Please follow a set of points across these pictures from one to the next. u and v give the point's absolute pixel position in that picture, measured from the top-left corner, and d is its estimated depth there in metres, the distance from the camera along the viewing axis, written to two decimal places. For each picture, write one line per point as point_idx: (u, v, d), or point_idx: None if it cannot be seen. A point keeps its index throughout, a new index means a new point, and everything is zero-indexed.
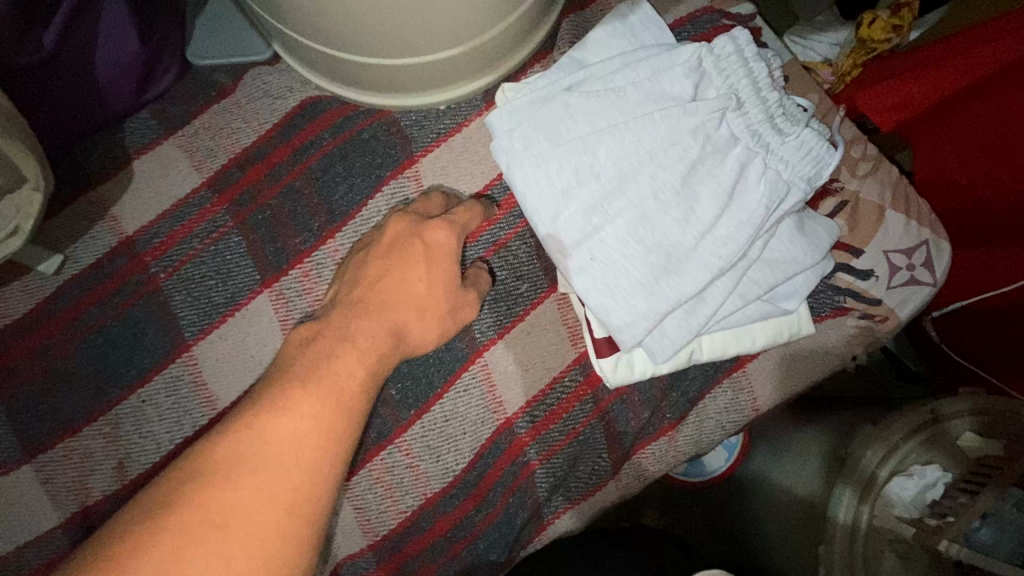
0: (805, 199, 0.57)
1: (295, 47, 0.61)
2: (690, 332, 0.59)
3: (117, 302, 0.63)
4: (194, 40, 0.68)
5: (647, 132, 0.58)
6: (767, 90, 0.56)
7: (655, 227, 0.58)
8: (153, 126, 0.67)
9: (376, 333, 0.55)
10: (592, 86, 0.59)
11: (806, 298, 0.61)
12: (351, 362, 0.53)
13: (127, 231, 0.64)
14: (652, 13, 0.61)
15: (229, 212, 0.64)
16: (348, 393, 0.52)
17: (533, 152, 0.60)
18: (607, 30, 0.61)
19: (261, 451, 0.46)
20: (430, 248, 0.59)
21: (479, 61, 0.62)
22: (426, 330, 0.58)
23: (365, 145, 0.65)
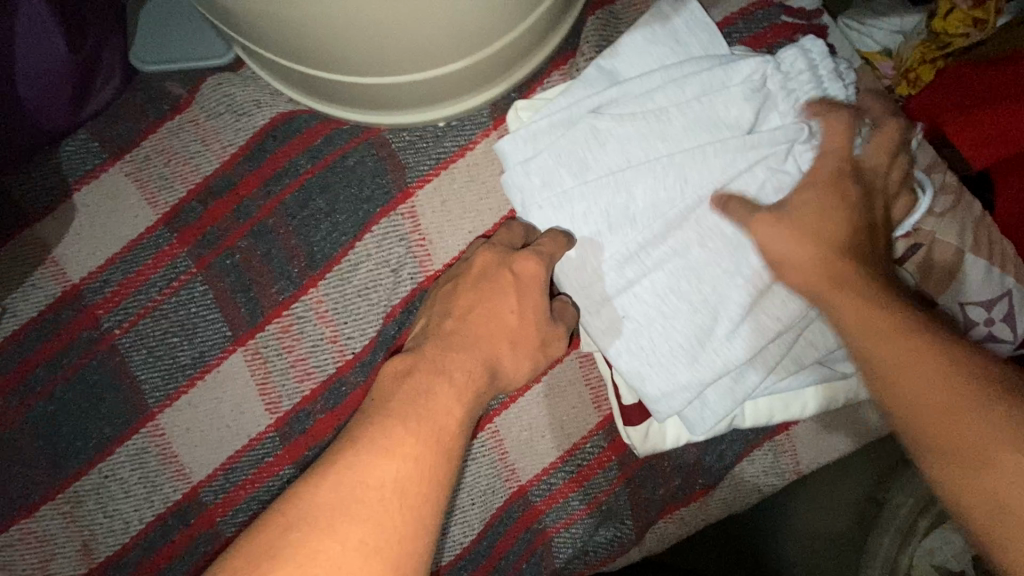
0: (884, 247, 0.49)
1: (262, 57, 0.50)
2: (734, 402, 0.51)
3: (66, 363, 0.54)
4: (138, 42, 0.56)
5: (697, 169, 0.48)
6: None
7: (702, 282, 0.49)
8: (96, 150, 0.56)
9: (472, 366, 0.45)
10: (626, 108, 0.49)
11: None
12: (450, 399, 0.42)
13: (73, 278, 0.55)
14: (700, 13, 0.50)
15: (191, 256, 0.54)
16: (448, 433, 0.41)
17: (555, 191, 0.49)
18: (643, 34, 0.50)
19: (354, 492, 0.36)
20: (520, 280, 0.48)
21: (491, 71, 0.51)
22: (518, 366, 0.48)
23: (351, 174, 0.55)
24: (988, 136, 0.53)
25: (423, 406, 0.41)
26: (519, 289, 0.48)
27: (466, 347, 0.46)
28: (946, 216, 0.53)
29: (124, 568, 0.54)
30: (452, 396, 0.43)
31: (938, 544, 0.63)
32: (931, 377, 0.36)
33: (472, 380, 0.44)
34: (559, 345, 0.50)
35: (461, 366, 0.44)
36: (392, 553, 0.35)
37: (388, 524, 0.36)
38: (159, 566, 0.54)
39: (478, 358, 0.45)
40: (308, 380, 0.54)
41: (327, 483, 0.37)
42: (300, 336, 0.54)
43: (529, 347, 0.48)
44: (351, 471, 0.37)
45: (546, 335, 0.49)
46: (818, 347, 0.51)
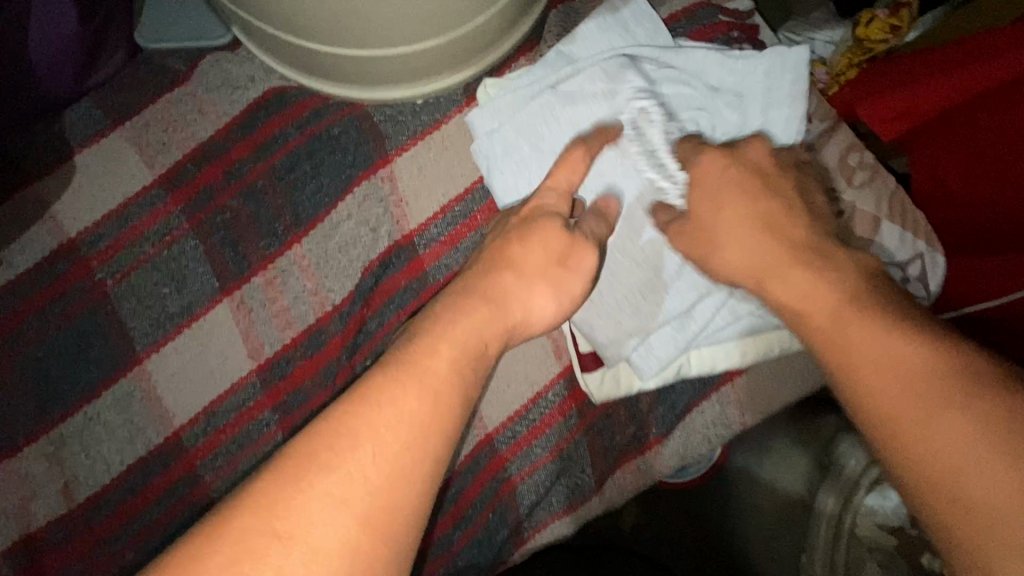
0: None
1: (257, 32, 0.56)
2: (677, 347, 0.57)
3: (58, 311, 0.57)
4: (144, 23, 0.62)
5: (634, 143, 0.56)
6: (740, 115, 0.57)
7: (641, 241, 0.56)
8: (98, 116, 0.60)
9: (476, 308, 0.45)
10: (580, 87, 0.56)
11: None
12: (449, 347, 0.42)
13: (69, 232, 0.58)
14: (646, 7, 0.58)
15: (184, 214, 0.59)
16: (438, 381, 0.39)
17: (514, 158, 0.56)
18: (598, 23, 0.58)
19: (355, 434, 0.35)
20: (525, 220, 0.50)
21: (462, 53, 0.57)
22: (545, 297, 0.49)
23: (336, 142, 0.60)
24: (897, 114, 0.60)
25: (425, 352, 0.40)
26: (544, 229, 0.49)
27: (476, 297, 0.46)
28: (859, 189, 0.61)
29: (103, 509, 0.56)
30: (466, 338, 0.43)
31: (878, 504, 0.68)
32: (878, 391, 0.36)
33: (483, 332, 0.44)
34: (592, 261, 0.50)
35: (478, 310, 0.44)
36: (367, 503, 0.33)
37: (384, 466, 0.35)
38: (136, 508, 0.57)
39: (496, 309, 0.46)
40: (289, 329, 0.58)
41: (322, 425, 0.36)
42: (285, 287, 0.58)
43: (562, 281, 0.49)
44: (328, 422, 0.36)
45: (578, 274, 0.50)
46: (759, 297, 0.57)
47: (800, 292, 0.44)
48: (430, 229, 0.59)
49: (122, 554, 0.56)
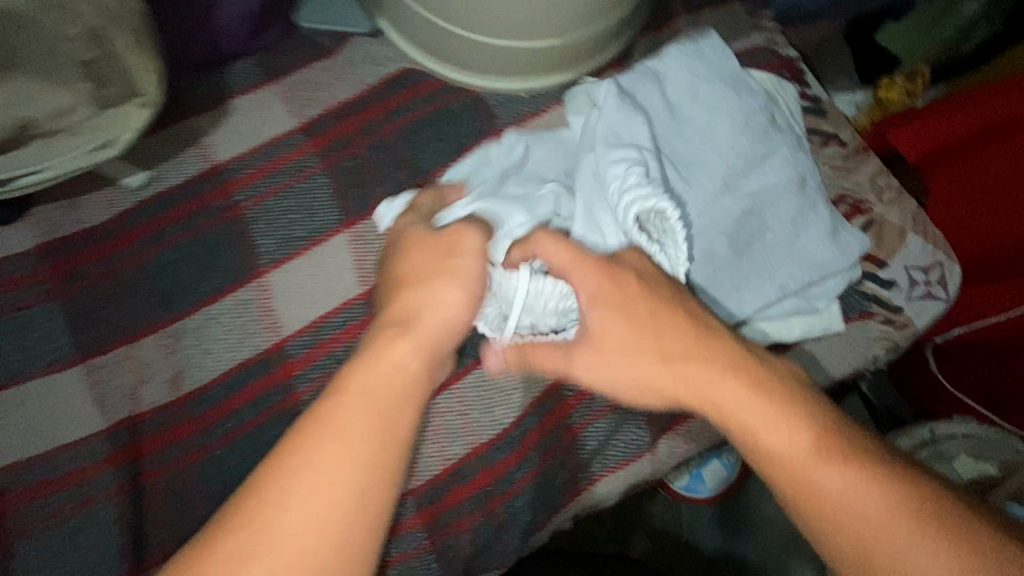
0: (825, 222, 0.68)
1: (410, 20, 0.69)
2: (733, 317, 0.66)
3: (198, 222, 0.66)
4: (304, 7, 0.75)
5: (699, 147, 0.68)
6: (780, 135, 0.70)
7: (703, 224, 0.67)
8: (257, 73, 0.72)
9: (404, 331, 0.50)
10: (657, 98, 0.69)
11: (836, 300, 0.68)
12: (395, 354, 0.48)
13: (218, 159, 0.68)
14: (718, 42, 0.72)
15: (320, 156, 0.69)
16: (396, 394, 0.46)
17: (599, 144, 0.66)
18: (678, 50, 0.71)
19: (288, 496, 0.40)
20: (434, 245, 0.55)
21: (571, 56, 0.71)
22: (456, 294, 0.52)
23: (454, 116, 0.71)
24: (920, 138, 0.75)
25: (351, 407, 0.44)
26: (438, 240, 0.55)
27: (401, 335, 0.49)
28: (887, 202, 0.72)
29: (203, 400, 0.60)
30: (384, 380, 0.46)
31: None
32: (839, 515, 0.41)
33: (406, 367, 0.48)
34: (475, 239, 0.55)
35: (402, 340, 0.49)
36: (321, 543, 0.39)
37: (337, 494, 0.41)
38: (233, 406, 0.61)
39: (415, 334, 0.50)
40: None
41: (253, 497, 0.40)
42: None
43: (463, 269, 0.53)
44: (273, 463, 0.42)
45: (472, 255, 0.54)
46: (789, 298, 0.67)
47: (785, 440, 0.43)
48: None
49: (213, 447, 0.59)
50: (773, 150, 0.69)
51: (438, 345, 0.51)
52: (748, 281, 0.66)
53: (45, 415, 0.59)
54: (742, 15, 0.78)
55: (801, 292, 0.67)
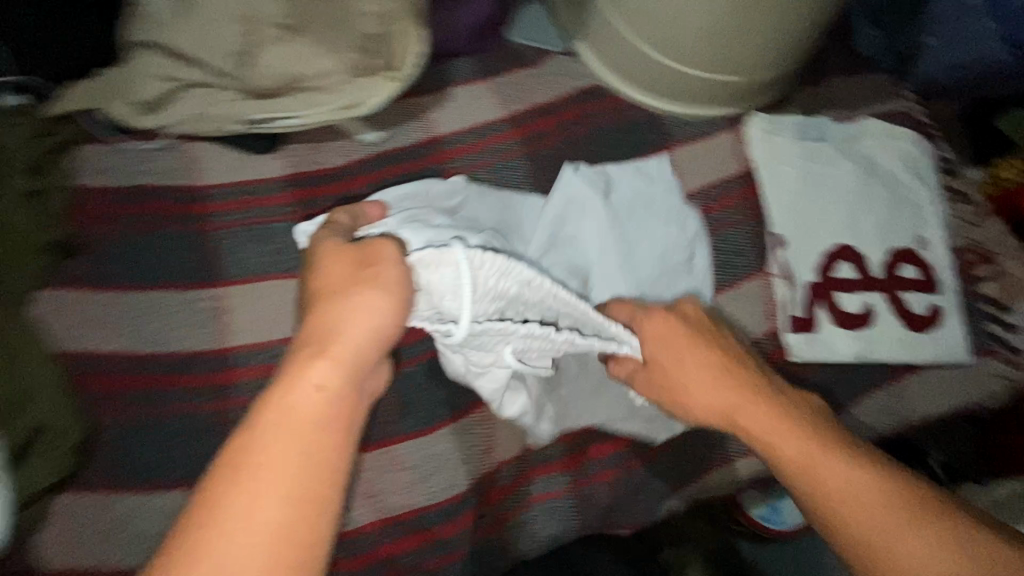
0: (932, 284, 0.77)
1: (612, 45, 0.83)
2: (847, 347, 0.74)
3: (418, 179, 0.79)
4: (515, 26, 0.90)
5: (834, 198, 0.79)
6: (908, 203, 0.80)
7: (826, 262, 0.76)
8: (473, 69, 0.85)
9: (319, 340, 0.47)
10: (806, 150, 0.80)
11: (941, 351, 0.76)
12: (322, 371, 0.45)
13: (438, 132, 0.81)
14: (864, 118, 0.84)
15: (523, 142, 0.81)
16: (327, 412, 0.44)
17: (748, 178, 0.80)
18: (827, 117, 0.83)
19: (230, 529, 0.38)
20: (359, 255, 0.52)
21: (743, 94, 0.83)
22: (378, 302, 0.49)
23: (634, 127, 0.83)
24: None
25: (275, 435, 0.42)
26: (352, 258, 0.52)
27: (319, 356, 0.46)
28: (1013, 256, 0.80)
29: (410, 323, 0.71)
30: (297, 403, 0.44)
31: None
32: (836, 498, 0.50)
33: (328, 389, 0.45)
34: (393, 250, 0.53)
35: (321, 353, 0.46)
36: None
37: (271, 534, 0.39)
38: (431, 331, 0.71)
39: (335, 351, 0.47)
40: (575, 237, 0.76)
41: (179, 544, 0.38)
42: None
43: (383, 276, 0.51)
44: (199, 512, 0.39)
45: (391, 262, 0.52)
46: (889, 343, 0.75)
47: (789, 443, 0.54)
48: (694, 197, 0.79)
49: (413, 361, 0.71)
50: (873, 215, 0.78)
51: (357, 368, 0.47)
52: (844, 327, 0.75)
53: (279, 311, 0.70)
54: (886, 81, 0.89)
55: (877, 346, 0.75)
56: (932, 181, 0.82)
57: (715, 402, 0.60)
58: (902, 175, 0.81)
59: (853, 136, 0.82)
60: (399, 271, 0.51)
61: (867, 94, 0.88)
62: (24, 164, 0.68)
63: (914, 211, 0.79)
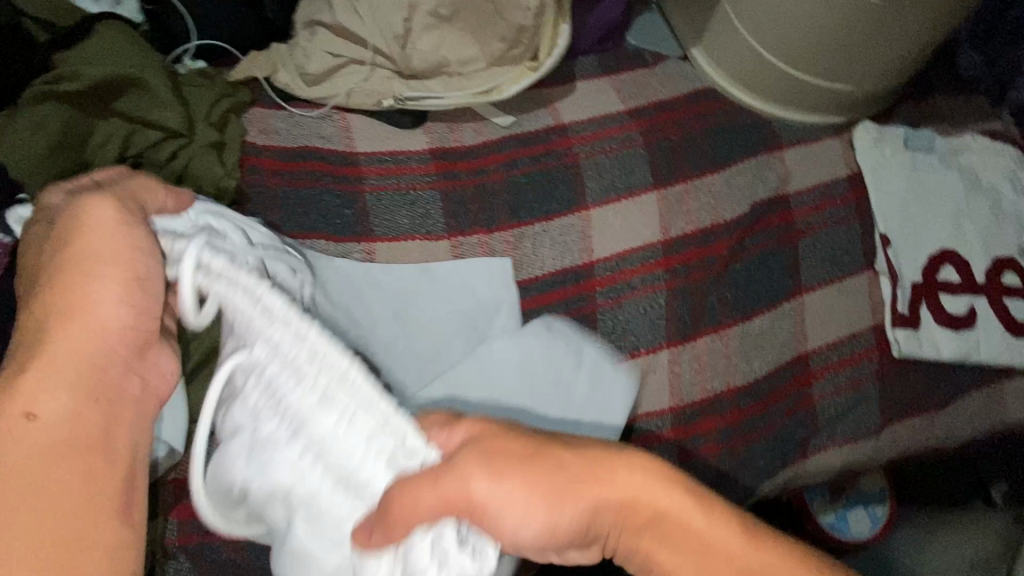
0: None
1: (727, 51, 0.90)
2: (953, 347, 0.79)
3: (544, 160, 0.84)
4: (632, 32, 0.98)
5: (942, 206, 0.84)
6: (1010, 215, 0.85)
7: (936, 266, 0.81)
8: (595, 66, 0.92)
9: (54, 361, 0.42)
10: (913, 161, 0.86)
11: None
12: (34, 390, 0.41)
13: (565, 120, 0.87)
14: (970, 135, 0.89)
15: (641, 133, 0.86)
16: (59, 443, 0.41)
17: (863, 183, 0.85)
18: (932, 132, 0.89)
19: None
20: (86, 231, 0.45)
21: (847, 105, 0.89)
22: (109, 295, 0.45)
23: (745, 127, 0.89)
24: None
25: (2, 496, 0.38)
26: (56, 233, 0.46)
27: (24, 368, 0.42)
28: None
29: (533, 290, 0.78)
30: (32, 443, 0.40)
31: None
32: None
33: (49, 418, 0.41)
34: (105, 214, 0.46)
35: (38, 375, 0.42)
36: None
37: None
38: (558, 299, 0.78)
39: (46, 367, 0.42)
40: (690, 224, 0.81)
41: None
42: (698, 196, 0.83)
43: (137, 265, 0.46)
44: None
45: (101, 229, 0.46)
46: (993, 343, 0.80)
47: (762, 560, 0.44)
48: (805, 195, 0.84)
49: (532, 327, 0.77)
50: (980, 225, 0.83)
51: (100, 387, 0.43)
52: (947, 327, 0.80)
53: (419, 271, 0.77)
54: (986, 103, 0.94)
55: (983, 350, 0.80)
56: None
57: (560, 523, 0.45)
58: (1004, 186, 0.86)
59: (957, 148, 0.88)
60: (132, 249, 0.46)
61: (968, 115, 0.93)
62: (212, 118, 0.76)
63: (1016, 222, 0.85)
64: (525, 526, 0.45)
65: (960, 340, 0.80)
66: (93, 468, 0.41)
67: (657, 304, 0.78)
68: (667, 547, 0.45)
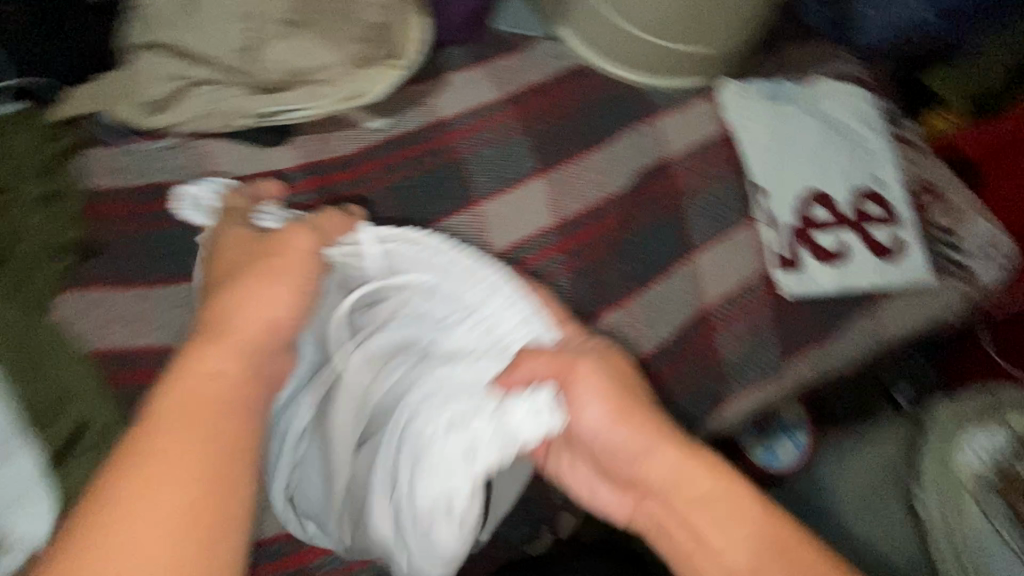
0: (897, 217, 0.89)
1: (591, 27, 0.91)
2: (832, 280, 0.85)
3: (427, 160, 0.82)
4: (499, 17, 0.96)
5: (806, 150, 0.89)
6: (866, 149, 0.91)
7: (808, 207, 0.87)
8: (466, 56, 0.90)
9: (224, 367, 0.49)
10: (775, 111, 0.90)
11: (910, 272, 0.87)
12: (213, 363, 0.49)
13: (441, 114, 0.85)
14: (822, 79, 0.95)
15: (520, 119, 0.85)
16: (222, 398, 0.47)
17: (735, 138, 0.88)
18: (787, 82, 0.94)
19: (109, 545, 0.38)
20: (292, 248, 0.59)
21: (711, 66, 0.92)
22: (280, 297, 0.55)
23: (620, 100, 0.90)
24: (996, 143, 1.01)
25: (167, 441, 0.43)
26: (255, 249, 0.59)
27: (210, 342, 0.50)
28: (955, 192, 0.93)
29: None
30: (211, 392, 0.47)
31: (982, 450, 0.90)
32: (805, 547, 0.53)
33: (226, 373, 0.48)
34: (298, 242, 0.59)
35: (212, 355, 0.49)
36: None
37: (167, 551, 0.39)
38: None
39: (227, 342, 0.50)
40: (581, 204, 0.82)
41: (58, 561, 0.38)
42: (584, 176, 0.83)
43: (288, 262, 0.57)
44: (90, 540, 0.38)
45: (293, 253, 0.58)
46: (866, 271, 0.86)
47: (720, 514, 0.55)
48: (684, 158, 0.86)
49: None
50: (841, 163, 0.89)
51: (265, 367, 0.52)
52: (825, 263, 0.85)
53: None
54: (834, 48, 1.01)
55: (858, 279, 0.86)
56: (883, 130, 0.94)
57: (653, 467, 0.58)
58: (856, 125, 0.93)
59: (812, 95, 0.93)
60: (304, 261, 0.58)
61: (819, 62, 0.99)
62: (41, 165, 0.72)
63: (871, 155, 0.91)
64: (598, 420, 0.60)
65: (841, 272, 0.85)
66: (247, 426, 0.47)
67: (560, 287, 0.78)
68: (706, 520, 0.55)
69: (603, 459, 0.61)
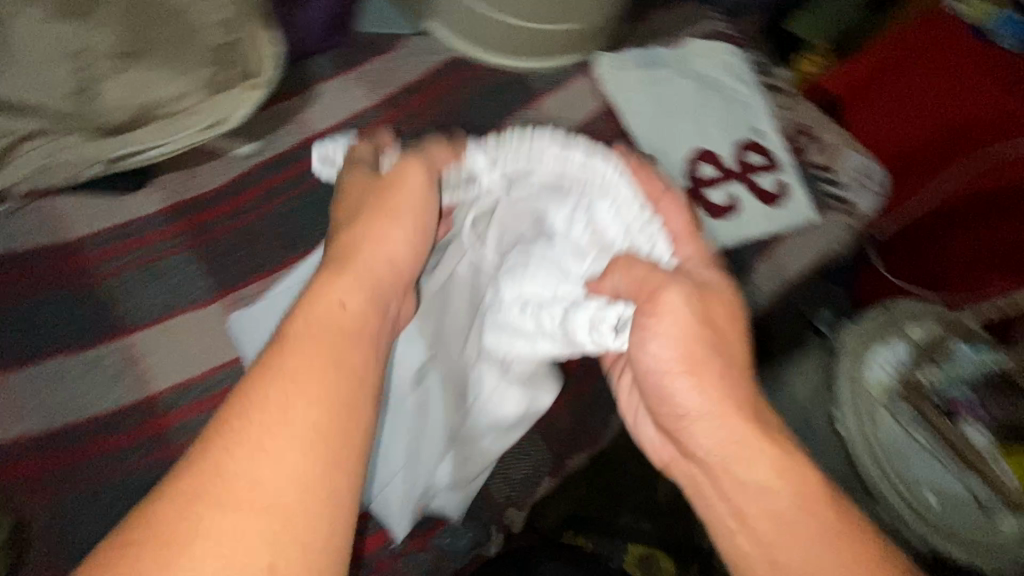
0: (777, 163, 0.92)
1: (458, 19, 0.89)
2: (729, 234, 0.87)
3: (305, 180, 0.78)
4: (363, 18, 0.92)
5: (683, 112, 0.91)
6: (739, 103, 0.94)
7: (694, 166, 0.89)
8: (333, 65, 0.86)
9: (353, 297, 0.51)
10: (650, 77, 0.92)
11: (800, 211, 0.90)
12: (343, 292, 0.51)
13: (313, 130, 0.81)
14: (690, 41, 0.98)
15: (399, 123, 0.83)
16: (345, 330, 0.49)
17: (615, 110, 0.89)
18: (658, 47, 0.96)
19: (241, 486, 0.39)
20: (402, 181, 0.60)
21: (582, 41, 0.92)
22: (393, 232, 0.57)
23: (498, 89, 0.89)
24: (858, 77, 1.08)
25: (301, 370, 0.44)
26: (378, 185, 0.60)
27: (342, 271, 0.52)
28: (825, 129, 0.98)
29: None
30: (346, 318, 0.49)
31: (883, 363, 0.97)
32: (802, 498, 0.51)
33: (351, 306, 0.50)
34: (416, 180, 0.60)
35: (341, 278, 0.52)
36: (288, 525, 0.39)
37: (298, 478, 0.40)
38: None
39: (357, 269, 0.53)
40: None
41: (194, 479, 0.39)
42: None
43: (398, 201, 0.58)
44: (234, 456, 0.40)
45: (410, 190, 0.59)
46: (759, 219, 0.88)
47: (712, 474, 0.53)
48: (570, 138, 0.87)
49: None
50: (717, 119, 0.92)
51: (381, 288, 0.54)
52: (721, 217, 0.87)
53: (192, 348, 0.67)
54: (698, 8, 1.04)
55: (751, 229, 0.88)
56: (754, 80, 0.97)
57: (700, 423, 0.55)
58: (728, 80, 0.95)
59: (683, 58, 0.95)
60: (425, 201, 0.60)
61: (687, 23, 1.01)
62: None
63: (745, 107, 0.94)
64: (664, 363, 0.57)
65: (736, 223, 0.87)
66: (369, 369, 0.48)
67: None
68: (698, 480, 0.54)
69: (653, 398, 0.59)
